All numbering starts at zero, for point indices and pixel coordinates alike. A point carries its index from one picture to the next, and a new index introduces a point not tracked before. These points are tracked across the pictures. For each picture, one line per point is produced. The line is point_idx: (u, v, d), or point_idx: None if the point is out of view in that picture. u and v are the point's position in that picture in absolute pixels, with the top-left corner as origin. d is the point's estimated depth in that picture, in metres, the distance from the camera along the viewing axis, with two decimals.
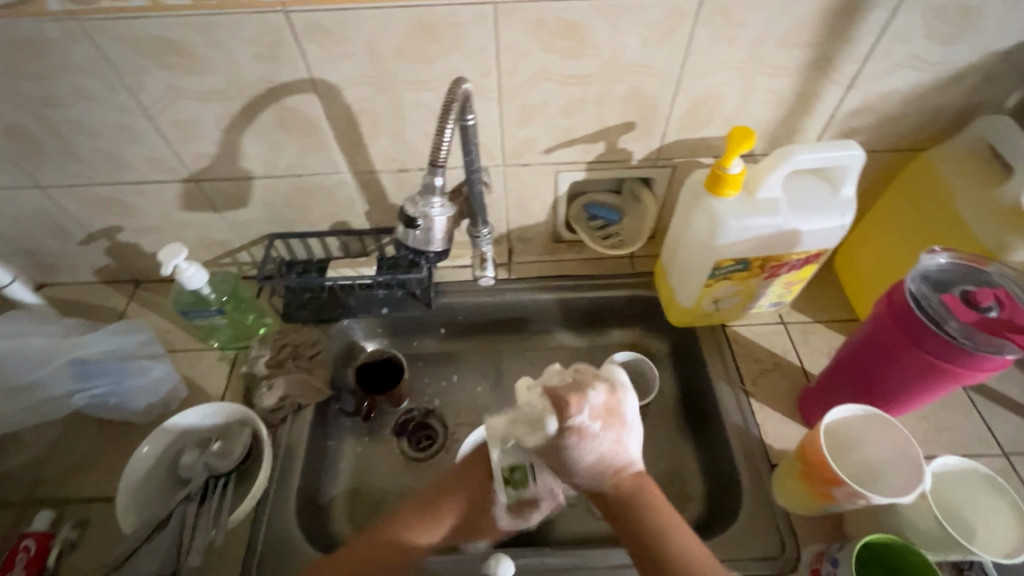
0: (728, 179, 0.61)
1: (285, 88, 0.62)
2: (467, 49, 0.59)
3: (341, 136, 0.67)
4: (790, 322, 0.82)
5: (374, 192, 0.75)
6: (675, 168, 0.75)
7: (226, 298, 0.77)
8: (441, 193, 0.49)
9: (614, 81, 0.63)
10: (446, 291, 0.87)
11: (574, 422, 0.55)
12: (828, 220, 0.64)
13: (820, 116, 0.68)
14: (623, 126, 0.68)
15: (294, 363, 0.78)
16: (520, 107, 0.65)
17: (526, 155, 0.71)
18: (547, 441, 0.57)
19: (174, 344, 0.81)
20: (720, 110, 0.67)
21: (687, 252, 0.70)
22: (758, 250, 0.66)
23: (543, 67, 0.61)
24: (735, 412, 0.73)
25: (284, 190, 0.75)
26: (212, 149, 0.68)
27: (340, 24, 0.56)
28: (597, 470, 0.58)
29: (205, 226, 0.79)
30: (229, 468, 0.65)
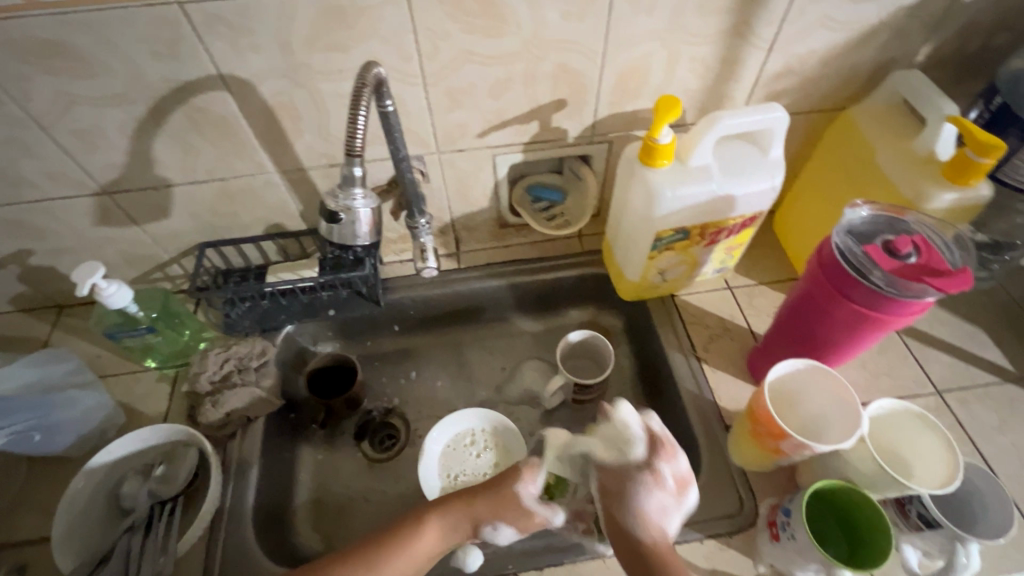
0: (660, 149, 0.61)
1: (193, 87, 0.58)
2: (382, 34, 0.56)
3: (262, 135, 0.64)
4: (736, 286, 0.84)
5: (306, 190, 0.72)
6: (611, 143, 0.75)
7: (157, 315, 0.73)
8: (363, 183, 0.47)
9: (539, 59, 0.62)
10: (394, 287, 0.85)
11: (658, 466, 0.57)
12: (760, 183, 0.65)
13: (745, 81, 0.69)
14: (554, 104, 0.68)
15: (240, 376, 0.73)
16: (447, 91, 0.63)
17: (460, 141, 0.70)
18: (621, 464, 0.58)
19: (108, 369, 0.76)
20: (648, 82, 0.67)
21: (629, 226, 0.71)
22: (697, 218, 0.67)
23: (464, 48, 0.59)
24: (689, 380, 0.74)
25: (208, 196, 0.71)
26: (121, 158, 0.64)
27: (242, 15, 0.53)
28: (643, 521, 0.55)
29: (127, 242, 0.74)
30: (175, 492, 0.62)
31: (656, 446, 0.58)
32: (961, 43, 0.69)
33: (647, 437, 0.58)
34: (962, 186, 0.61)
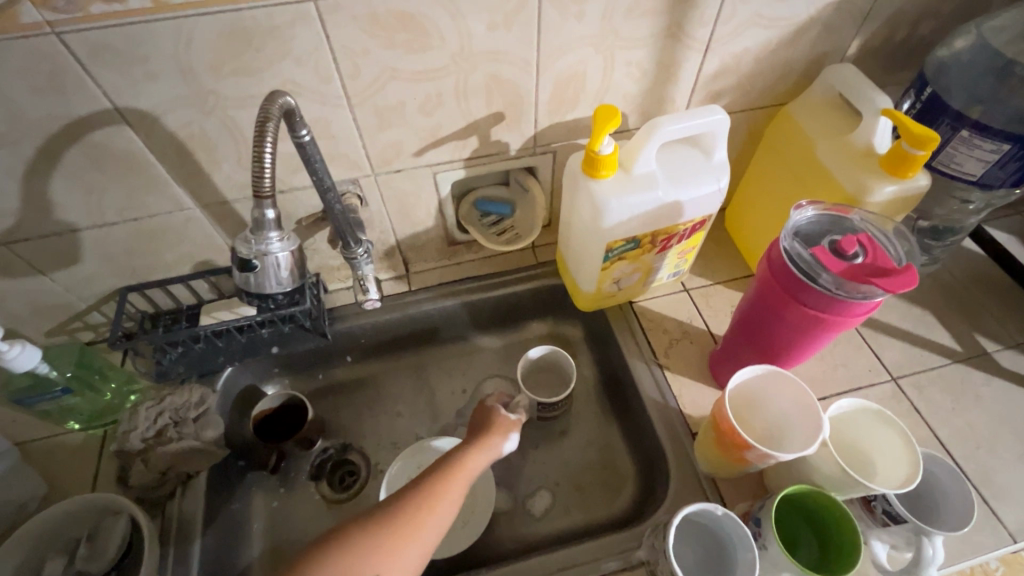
0: (602, 160, 0.59)
1: (86, 123, 0.52)
2: (296, 55, 0.52)
3: (175, 169, 0.59)
4: (692, 288, 0.83)
5: (233, 223, 0.67)
6: (555, 153, 0.72)
7: (73, 373, 0.66)
8: (278, 225, 0.44)
9: (469, 71, 0.59)
10: (342, 316, 0.80)
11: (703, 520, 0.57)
12: (706, 186, 0.64)
13: (684, 83, 0.68)
14: (492, 117, 0.65)
15: (177, 430, 0.67)
16: (375, 111, 0.60)
17: (395, 161, 0.66)
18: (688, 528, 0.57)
19: (24, 435, 0.69)
20: (586, 90, 0.65)
21: (579, 238, 0.69)
22: (646, 227, 0.65)
23: (388, 65, 0.55)
24: (652, 388, 0.73)
25: (122, 238, 0.65)
26: (14, 205, 0.57)
27: (132, 42, 0.47)
28: None
29: (34, 294, 0.67)
30: (102, 570, 0.56)
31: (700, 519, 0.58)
32: (889, 33, 0.69)
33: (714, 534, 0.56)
34: (900, 178, 0.62)
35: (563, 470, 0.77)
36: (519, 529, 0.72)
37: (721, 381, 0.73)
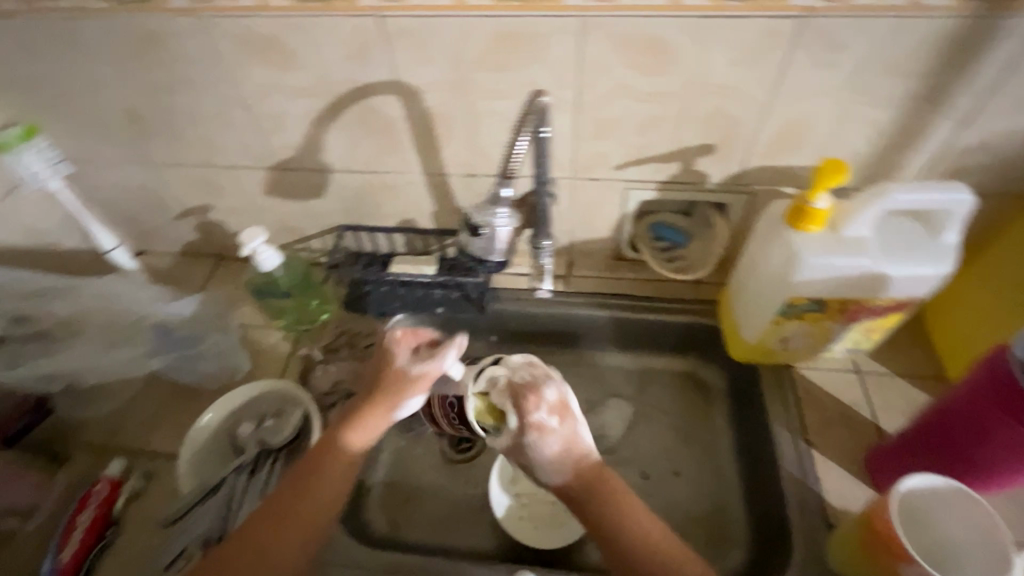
0: (812, 214, 0.57)
1: (370, 89, 0.64)
2: (548, 60, 0.58)
3: (417, 137, 0.69)
4: (866, 372, 0.75)
5: (442, 194, 0.77)
6: (753, 195, 0.71)
7: (295, 283, 0.81)
8: (508, 204, 0.51)
9: (695, 100, 0.60)
10: (500, 297, 0.86)
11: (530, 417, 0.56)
12: (925, 268, 0.58)
13: (924, 153, 0.62)
14: (701, 147, 0.66)
15: (349, 349, 0.80)
16: (595, 121, 0.64)
17: (596, 169, 0.70)
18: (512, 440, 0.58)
19: (244, 319, 0.86)
20: (808, 139, 0.63)
21: (758, 285, 0.67)
22: (839, 293, 0.61)
23: (623, 82, 0.60)
24: (793, 462, 0.67)
25: (358, 185, 0.78)
26: (298, 142, 0.72)
27: (427, 30, 0.57)
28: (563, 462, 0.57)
29: (283, 213, 0.84)
30: (280, 444, 0.68)
31: (563, 410, 0.57)
32: None
33: (558, 403, 0.58)
34: None
35: (669, 511, 0.75)
36: None
37: (879, 483, 0.65)
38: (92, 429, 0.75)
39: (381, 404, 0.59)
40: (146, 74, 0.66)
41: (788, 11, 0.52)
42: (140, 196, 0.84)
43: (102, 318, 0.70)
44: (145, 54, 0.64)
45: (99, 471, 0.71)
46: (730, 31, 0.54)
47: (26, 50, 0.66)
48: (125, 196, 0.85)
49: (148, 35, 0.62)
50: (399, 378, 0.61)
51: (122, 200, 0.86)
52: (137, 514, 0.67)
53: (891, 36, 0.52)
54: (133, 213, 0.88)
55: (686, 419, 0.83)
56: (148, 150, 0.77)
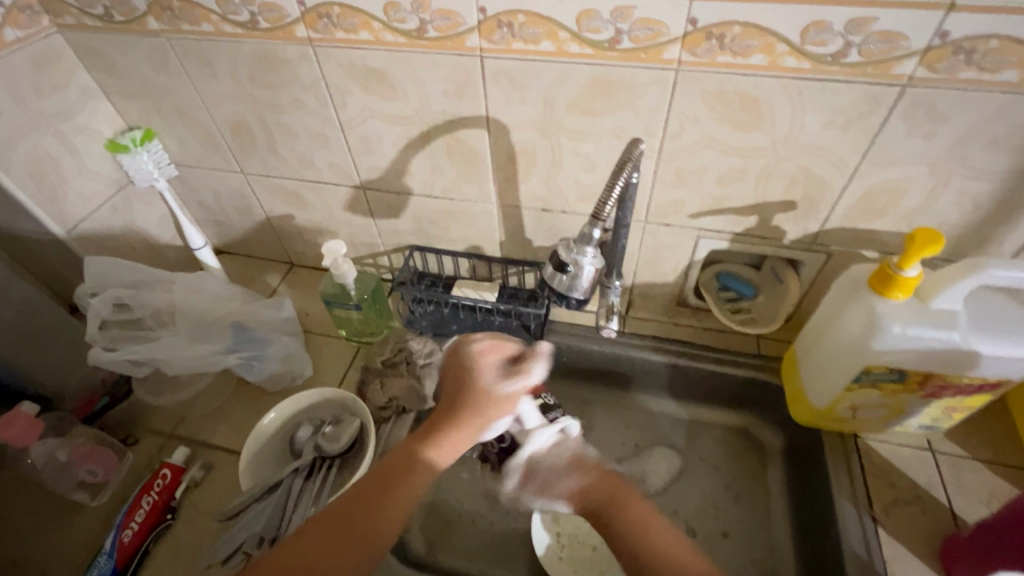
0: (900, 282, 0.56)
1: (461, 122, 0.67)
2: (638, 109, 0.60)
3: (498, 171, 0.72)
4: (940, 452, 0.71)
5: (514, 225, 0.79)
6: (830, 256, 0.69)
7: (366, 297, 0.83)
8: (596, 244, 0.52)
9: (782, 157, 0.61)
10: (556, 330, 0.87)
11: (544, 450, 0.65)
12: (1022, 350, 0.55)
13: (1022, 229, 0.60)
14: (781, 204, 0.65)
15: (406, 367, 0.79)
16: (676, 170, 0.65)
17: (670, 216, 0.71)
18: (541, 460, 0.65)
19: (310, 326, 0.89)
20: (896, 205, 0.62)
21: (832, 348, 0.65)
22: (922, 366, 0.59)
23: (710, 135, 0.61)
24: (858, 539, 0.64)
25: (434, 210, 0.81)
26: (385, 165, 0.76)
27: (525, 73, 0.60)
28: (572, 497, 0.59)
29: (359, 229, 0.88)
30: (335, 452, 0.69)
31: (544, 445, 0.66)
32: None
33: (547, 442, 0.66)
34: None
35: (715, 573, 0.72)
36: None
37: (952, 574, 0.61)
38: (162, 416, 0.79)
39: (477, 417, 0.55)
40: (258, 94, 0.72)
41: (891, 80, 0.52)
42: (231, 201, 0.90)
43: (191, 312, 0.72)
44: (261, 76, 0.70)
45: (164, 456, 0.74)
46: (827, 95, 0.54)
47: (159, 64, 0.72)
48: (217, 200, 0.91)
49: (267, 59, 0.67)
50: (486, 398, 0.56)
51: (214, 203, 0.92)
52: (193, 503, 0.70)
53: (999, 111, 0.51)
54: (221, 215, 0.94)
55: (738, 477, 0.80)
56: (246, 160, 0.82)
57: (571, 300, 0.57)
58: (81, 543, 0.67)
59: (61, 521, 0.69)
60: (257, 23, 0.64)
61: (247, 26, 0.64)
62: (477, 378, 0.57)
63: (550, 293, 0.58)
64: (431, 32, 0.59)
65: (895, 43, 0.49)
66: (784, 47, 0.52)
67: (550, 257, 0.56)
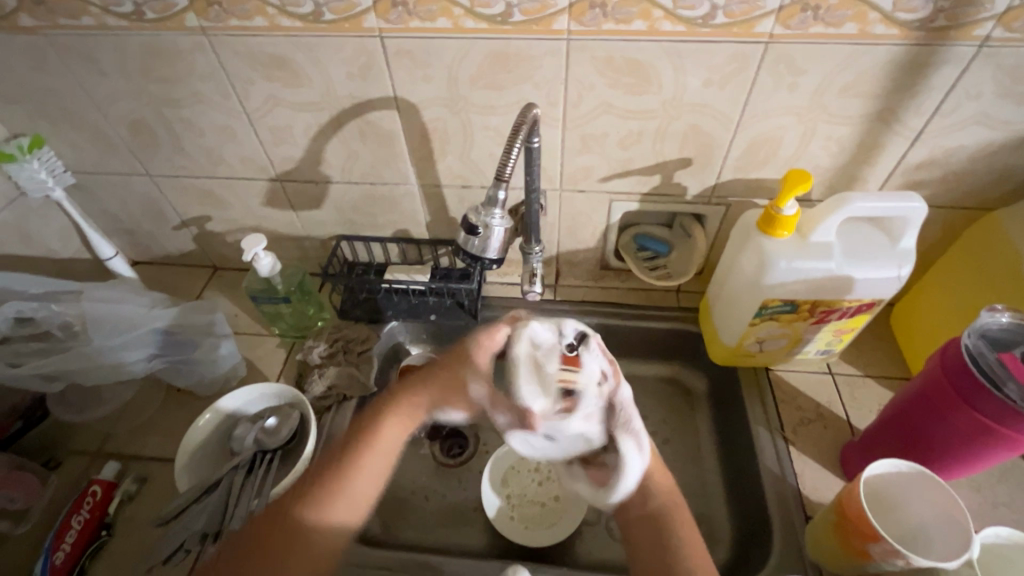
0: (783, 220, 0.62)
1: (370, 104, 0.68)
2: (537, 80, 0.64)
3: (413, 150, 0.73)
4: (838, 373, 0.80)
5: (436, 203, 0.81)
6: (729, 207, 0.76)
7: (294, 289, 0.83)
8: (503, 206, 0.56)
9: (673, 118, 0.66)
10: (490, 305, 0.89)
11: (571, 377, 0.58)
12: (885, 271, 0.63)
13: (881, 166, 0.68)
14: (679, 161, 0.71)
15: (344, 356, 0.80)
16: (581, 136, 0.69)
17: (581, 182, 0.75)
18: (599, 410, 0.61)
19: (241, 326, 0.87)
20: (777, 153, 0.68)
21: (735, 288, 0.71)
22: (809, 294, 0.66)
23: (606, 100, 0.65)
24: (771, 457, 0.71)
25: (355, 196, 0.81)
26: (299, 154, 0.76)
27: (425, 51, 0.62)
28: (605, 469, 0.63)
29: (281, 223, 0.86)
30: (276, 445, 0.69)
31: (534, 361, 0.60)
32: None
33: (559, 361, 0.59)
34: None
35: None
36: (602, 544, 0.74)
37: (850, 475, 0.69)
38: (86, 435, 0.75)
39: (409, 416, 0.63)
40: (154, 89, 0.69)
41: (754, 38, 0.57)
42: (139, 207, 0.87)
43: (104, 322, 0.70)
44: (154, 68, 0.67)
45: (93, 474, 0.71)
46: (703, 56, 0.59)
47: (39, 65, 0.68)
48: (124, 207, 0.87)
49: (158, 52, 0.65)
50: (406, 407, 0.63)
51: (121, 211, 0.88)
52: (127, 518, 0.67)
53: (847, 62, 0.58)
54: (131, 223, 0.90)
55: (669, 423, 0.86)
56: (150, 161, 0.79)
57: (486, 260, 0.60)
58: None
59: None
60: (142, 14, 0.61)
61: (133, 17, 0.62)
62: (438, 372, 0.65)
63: (467, 260, 0.61)
64: (327, 15, 0.60)
65: (752, 3, 0.55)
66: (659, 12, 0.56)
67: (461, 223, 0.58)
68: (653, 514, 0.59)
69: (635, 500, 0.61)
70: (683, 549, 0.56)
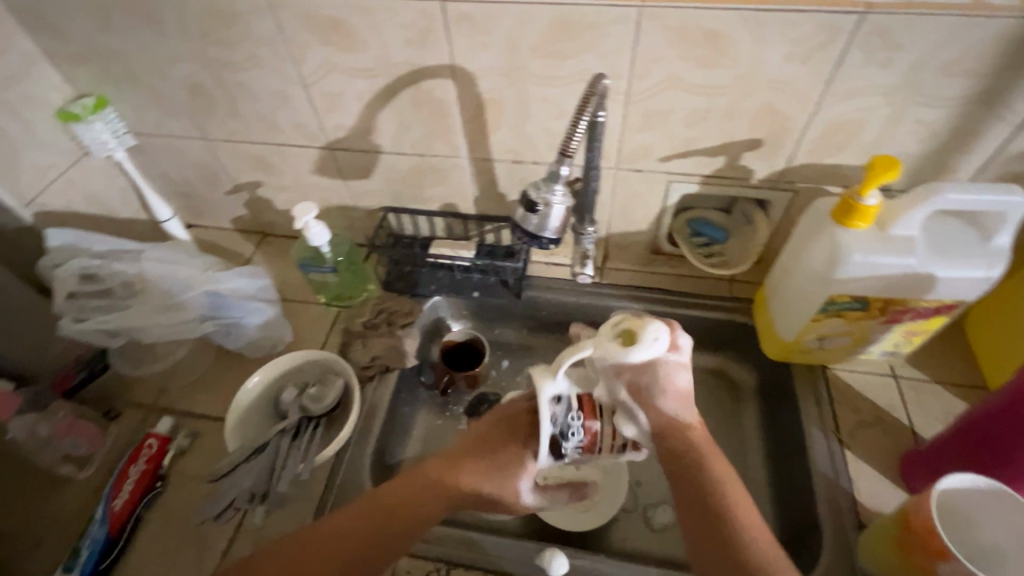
0: (861, 211, 0.58)
1: (426, 72, 0.66)
2: (603, 50, 0.60)
3: (466, 122, 0.71)
4: (902, 376, 0.75)
5: (486, 178, 0.79)
6: (797, 193, 0.71)
7: (341, 259, 0.83)
8: (565, 182, 0.53)
9: (747, 95, 0.61)
10: (534, 284, 0.87)
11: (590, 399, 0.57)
12: (973, 270, 0.58)
13: (977, 154, 0.62)
14: (748, 142, 0.66)
15: (388, 327, 0.81)
16: (644, 112, 0.65)
17: (639, 161, 0.71)
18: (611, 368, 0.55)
19: (288, 293, 0.89)
20: (859, 137, 0.63)
21: (799, 281, 0.67)
22: (883, 291, 0.61)
23: (675, 74, 0.61)
24: (825, 459, 0.67)
25: (404, 167, 0.80)
26: (351, 123, 0.75)
27: (486, 17, 0.59)
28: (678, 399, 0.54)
29: (330, 192, 0.86)
30: (320, 412, 0.70)
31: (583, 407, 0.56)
32: None
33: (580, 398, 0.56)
34: None
35: None
36: (638, 533, 0.73)
37: (911, 485, 0.65)
38: (142, 389, 0.78)
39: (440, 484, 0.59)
40: (213, 51, 0.69)
41: (848, 7, 0.52)
42: (194, 170, 0.88)
43: (162, 283, 0.71)
44: (212, 30, 0.67)
45: (148, 427, 0.74)
46: (787, 26, 0.54)
47: (104, 25, 0.69)
48: (180, 170, 0.89)
49: (218, 13, 0.65)
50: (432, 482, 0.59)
51: (178, 174, 0.89)
52: (180, 471, 0.70)
53: (953, 36, 0.52)
54: (186, 186, 0.92)
55: (713, 415, 0.83)
56: (207, 125, 0.80)
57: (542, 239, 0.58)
58: (71, 516, 0.68)
59: (51, 496, 0.70)
60: None
61: None
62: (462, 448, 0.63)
63: (521, 237, 0.59)
64: None
65: None
66: None
67: (519, 198, 0.56)
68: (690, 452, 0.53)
69: (669, 436, 0.54)
70: (725, 504, 0.50)
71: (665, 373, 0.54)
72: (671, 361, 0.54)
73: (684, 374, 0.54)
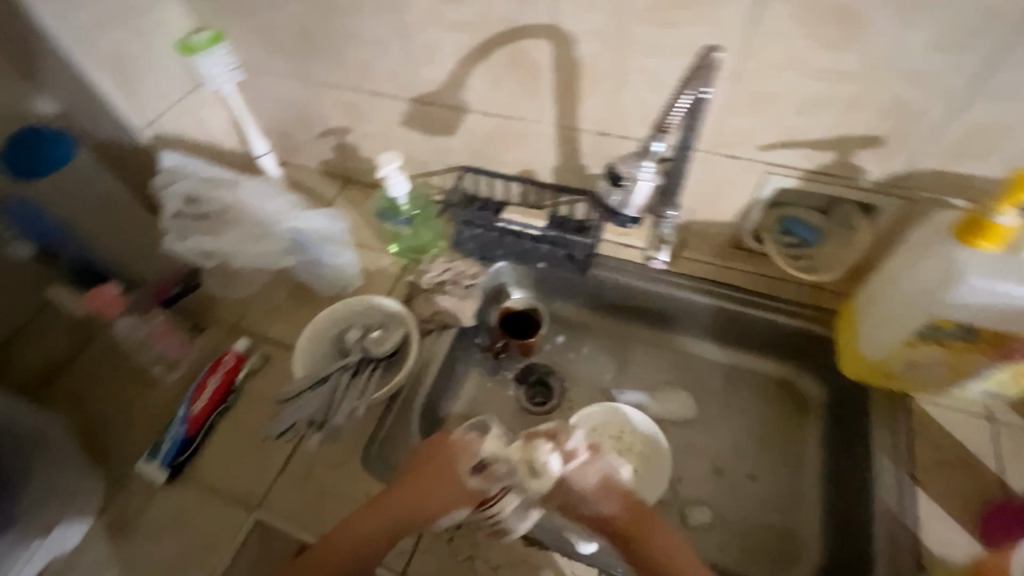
0: (990, 229, 0.52)
1: (525, 30, 0.64)
2: (717, 21, 0.56)
3: (558, 87, 0.69)
4: (999, 420, 0.67)
5: (570, 147, 0.77)
6: (914, 203, 0.64)
7: (416, 212, 0.85)
8: (655, 158, 0.50)
9: (875, 85, 0.55)
10: (601, 264, 0.85)
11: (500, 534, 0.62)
12: None
13: None
14: (865, 139, 0.60)
15: (451, 286, 0.82)
16: (751, 94, 0.60)
17: (737, 147, 0.67)
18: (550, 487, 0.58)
19: (363, 239, 0.92)
20: (1002, 146, 0.55)
21: (896, 302, 0.61)
22: (998, 323, 0.55)
23: (795, 54, 0.55)
24: (892, 493, 0.63)
25: (489, 129, 0.79)
26: (444, 77, 0.74)
27: None
28: (603, 491, 0.60)
29: (414, 145, 0.88)
30: (381, 356, 0.73)
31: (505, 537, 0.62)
32: None
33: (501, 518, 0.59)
34: None
35: (739, 513, 0.74)
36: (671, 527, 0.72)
37: (989, 539, 0.59)
38: (226, 309, 0.85)
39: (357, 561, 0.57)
40: None
41: None
42: (292, 111, 0.92)
43: (255, 214, 0.76)
44: None
45: (228, 344, 0.81)
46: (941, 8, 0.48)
47: None
48: (279, 110, 0.93)
49: None
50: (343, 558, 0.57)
51: (276, 113, 0.94)
52: (251, 389, 0.76)
53: None
54: (282, 126, 0.96)
55: (771, 425, 0.80)
56: (308, 67, 0.83)
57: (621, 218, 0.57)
58: (158, 412, 0.76)
59: (142, 391, 0.78)
60: None
61: None
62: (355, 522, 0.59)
63: (602, 212, 0.57)
64: None
65: None
66: None
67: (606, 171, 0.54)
68: (626, 529, 0.59)
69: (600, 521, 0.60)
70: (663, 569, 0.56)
71: (575, 484, 0.59)
72: (575, 468, 0.59)
73: (594, 468, 0.60)
